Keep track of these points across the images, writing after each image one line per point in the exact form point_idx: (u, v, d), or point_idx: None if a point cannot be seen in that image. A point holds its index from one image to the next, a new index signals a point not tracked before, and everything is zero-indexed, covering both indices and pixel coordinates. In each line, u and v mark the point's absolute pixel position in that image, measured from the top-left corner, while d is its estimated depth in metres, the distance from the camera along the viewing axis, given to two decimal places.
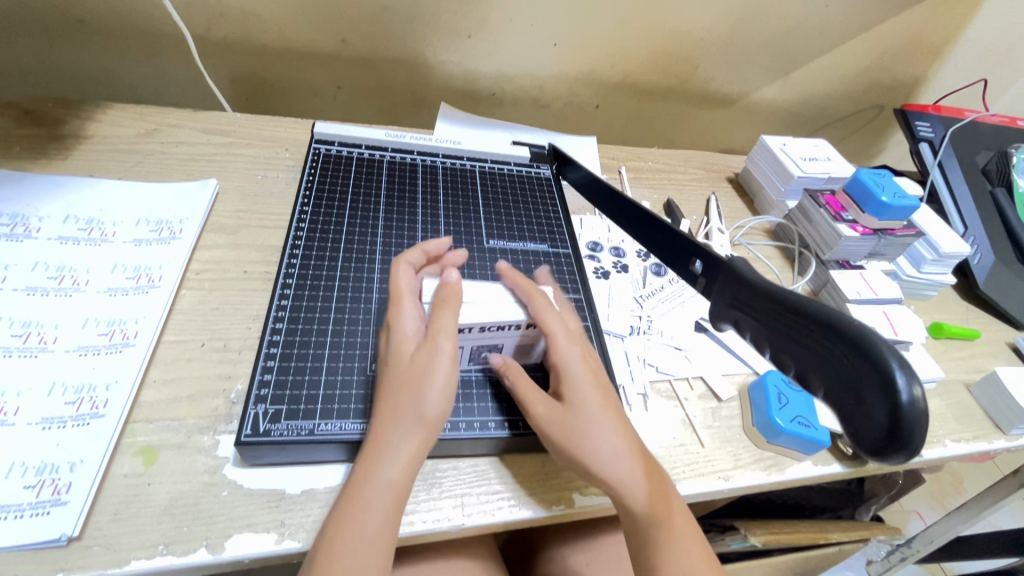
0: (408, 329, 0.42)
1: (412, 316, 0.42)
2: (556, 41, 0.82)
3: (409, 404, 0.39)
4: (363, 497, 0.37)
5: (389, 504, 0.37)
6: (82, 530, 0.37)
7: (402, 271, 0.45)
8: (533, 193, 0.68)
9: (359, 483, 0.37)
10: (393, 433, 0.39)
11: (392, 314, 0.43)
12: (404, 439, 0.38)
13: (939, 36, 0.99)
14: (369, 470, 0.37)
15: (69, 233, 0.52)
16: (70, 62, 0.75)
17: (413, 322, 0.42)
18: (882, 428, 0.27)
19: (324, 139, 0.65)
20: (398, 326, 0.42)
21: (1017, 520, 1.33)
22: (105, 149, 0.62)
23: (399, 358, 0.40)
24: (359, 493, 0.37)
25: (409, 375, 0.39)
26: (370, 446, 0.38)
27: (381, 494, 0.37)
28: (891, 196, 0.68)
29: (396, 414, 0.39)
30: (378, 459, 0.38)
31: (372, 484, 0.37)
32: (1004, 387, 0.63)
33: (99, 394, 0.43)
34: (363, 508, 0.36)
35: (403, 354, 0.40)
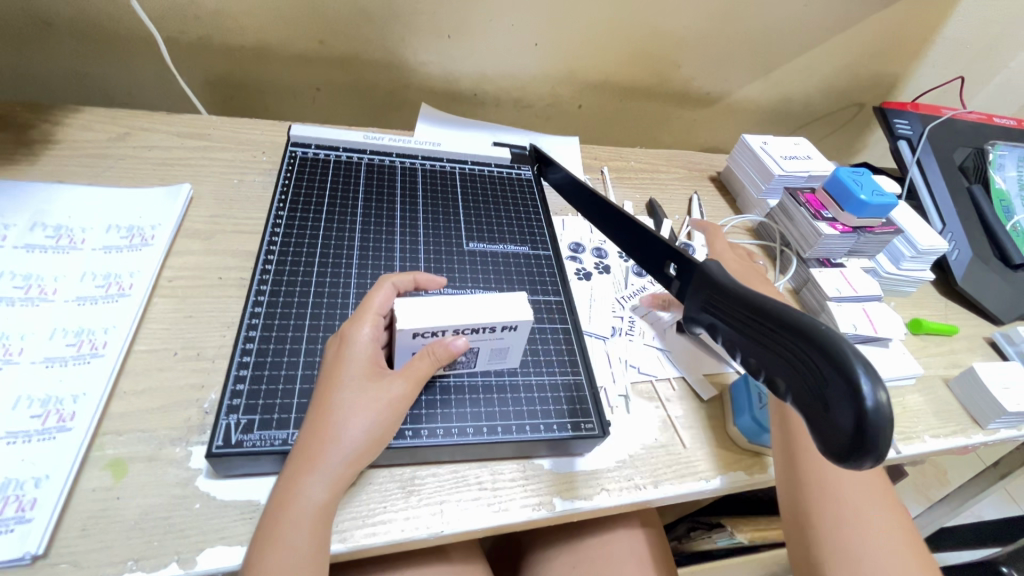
0: (365, 351, 0.42)
1: (367, 335, 0.43)
2: (538, 42, 0.82)
3: (351, 427, 0.38)
4: (288, 514, 0.36)
5: (312, 525, 0.37)
6: (47, 548, 0.36)
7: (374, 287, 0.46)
8: (514, 195, 0.67)
9: (287, 500, 0.37)
10: (331, 452, 0.38)
11: (348, 329, 0.43)
12: (341, 460, 0.38)
13: (917, 35, 1.00)
14: (297, 487, 0.37)
15: (36, 241, 0.51)
16: (40, 64, 0.73)
17: (367, 341, 0.42)
18: (848, 435, 0.26)
19: (301, 142, 0.64)
20: (352, 344, 0.42)
21: (1000, 510, 1.35)
22: (75, 154, 0.61)
23: (349, 376, 0.40)
24: (285, 511, 0.36)
25: (358, 396, 0.40)
26: (300, 462, 0.38)
27: (303, 513, 0.37)
28: (869, 194, 0.69)
29: (338, 434, 0.38)
30: (305, 477, 0.37)
31: (297, 502, 0.37)
32: (981, 382, 0.63)
33: (66, 407, 0.42)
34: (285, 526, 0.36)
35: (356, 372, 0.41)
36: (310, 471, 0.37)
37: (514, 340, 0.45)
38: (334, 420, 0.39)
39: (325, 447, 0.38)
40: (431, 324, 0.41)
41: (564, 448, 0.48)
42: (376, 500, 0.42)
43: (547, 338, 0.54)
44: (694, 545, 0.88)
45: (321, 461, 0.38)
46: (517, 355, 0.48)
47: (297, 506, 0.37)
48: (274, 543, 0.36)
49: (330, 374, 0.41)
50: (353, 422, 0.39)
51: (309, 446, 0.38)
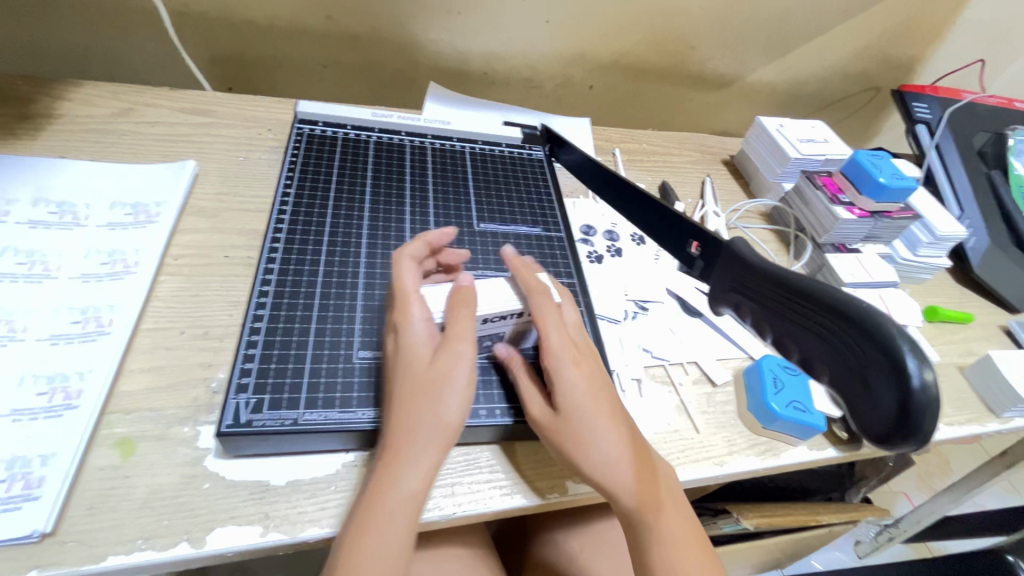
0: (418, 334, 0.39)
1: (423, 317, 0.39)
2: (549, 19, 0.80)
3: (426, 414, 0.36)
4: (380, 506, 0.35)
5: (409, 513, 0.35)
6: (55, 526, 0.35)
7: (397, 267, 0.43)
8: (525, 175, 0.66)
9: (378, 493, 0.35)
10: (411, 440, 0.36)
11: (397, 317, 0.40)
12: (426, 447, 0.36)
13: (939, 16, 0.97)
14: (387, 478, 0.35)
15: (39, 217, 0.50)
16: (41, 38, 0.71)
17: (421, 322, 0.39)
18: (892, 417, 0.26)
19: (308, 118, 0.63)
20: (406, 328, 0.39)
21: (1003, 500, 1.35)
22: (78, 130, 0.59)
23: (409, 362, 0.38)
24: (376, 503, 0.35)
25: (422, 379, 0.37)
26: (387, 454, 0.36)
27: (399, 501, 0.35)
28: (888, 177, 0.67)
29: (412, 422, 0.36)
30: (397, 467, 0.36)
31: (390, 493, 0.35)
32: (998, 370, 0.62)
33: (72, 384, 0.41)
34: (377, 518, 0.35)
35: (416, 356, 0.38)
36: (398, 461, 0.36)
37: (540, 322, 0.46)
38: (411, 406, 0.37)
39: (404, 434, 0.36)
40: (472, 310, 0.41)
41: None
42: None
43: None
44: None
45: (404, 450, 0.36)
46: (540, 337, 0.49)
47: (388, 497, 0.35)
48: (367, 535, 0.34)
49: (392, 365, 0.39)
50: (427, 404, 0.37)
51: (393, 435, 0.36)
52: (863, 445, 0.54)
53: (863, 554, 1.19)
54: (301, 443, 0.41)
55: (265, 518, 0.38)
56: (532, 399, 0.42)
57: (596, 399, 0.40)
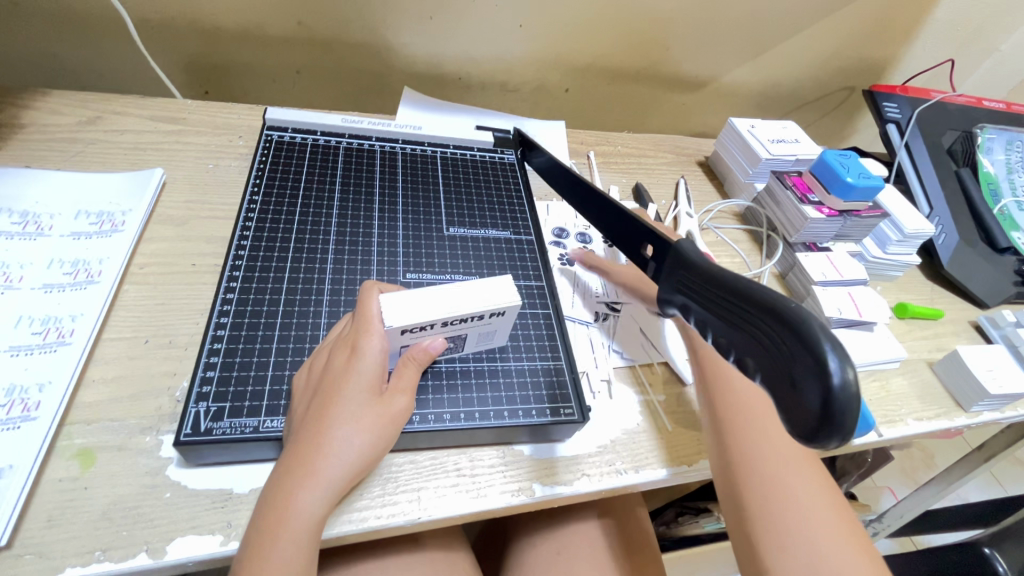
0: (369, 364, 0.39)
1: (382, 350, 0.40)
2: (522, 23, 0.80)
3: (346, 444, 0.37)
4: (282, 530, 0.35)
5: (307, 540, 0.35)
6: (10, 539, 0.35)
7: (365, 295, 0.42)
8: (496, 179, 0.66)
9: (279, 515, 0.35)
10: (327, 467, 0.36)
11: (356, 343, 0.39)
12: (338, 475, 0.37)
13: (909, 17, 0.99)
14: (290, 500, 0.35)
15: (1, 228, 0.49)
16: (8, 46, 0.71)
17: (379, 353, 0.39)
18: (815, 414, 0.26)
19: (277, 125, 0.63)
20: (365, 355, 0.39)
21: (985, 492, 1.37)
22: (43, 139, 0.59)
23: (354, 392, 0.38)
24: (281, 528, 0.35)
25: (366, 410, 0.38)
26: (298, 476, 0.36)
27: (300, 530, 0.35)
28: (856, 177, 0.68)
29: (332, 449, 0.37)
30: (303, 491, 0.36)
31: (292, 515, 0.35)
32: (965, 365, 0.63)
33: (31, 396, 0.41)
34: (278, 541, 0.34)
35: (363, 388, 0.39)
36: (307, 485, 0.36)
37: (502, 324, 0.45)
38: (335, 432, 0.37)
39: (329, 463, 0.37)
40: (420, 318, 0.40)
41: (545, 434, 0.47)
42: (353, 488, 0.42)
43: (527, 324, 0.53)
44: (683, 530, 0.88)
45: (322, 476, 0.36)
46: (504, 336, 0.47)
47: (293, 522, 0.35)
48: (265, 557, 0.34)
49: (328, 388, 0.39)
50: (362, 441, 0.38)
51: (305, 458, 0.36)
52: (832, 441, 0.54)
53: None
54: (263, 450, 0.41)
55: (226, 526, 0.38)
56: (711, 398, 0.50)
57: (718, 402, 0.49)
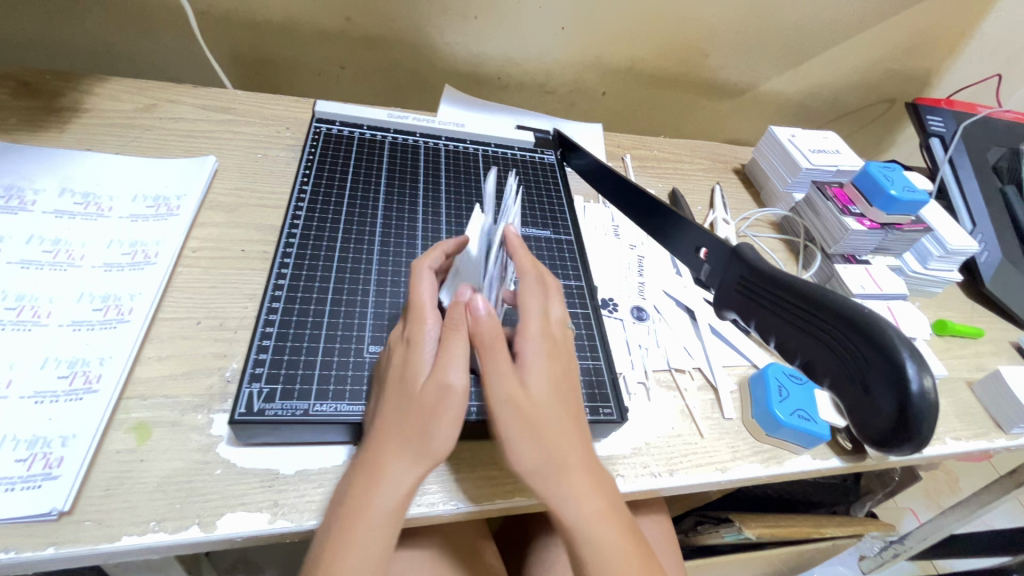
0: (423, 353, 0.37)
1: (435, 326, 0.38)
2: (565, 25, 0.81)
3: (414, 438, 0.35)
4: (360, 524, 0.35)
5: (386, 536, 0.35)
6: (73, 505, 0.36)
7: (414, 276, 0.41)
8: (536, 179, 0.67)
9: (356, 509, 0.35)
10: (392, 466, 0.35)
11: (410, 329, 0.38)
12: (403, 474, 0.35)
13: (957, 30, 0.97)
14: (366, 497, 0.35)
15: (65, 207, 0.51)
16: (70, 34, 0.73)
17: (431, 343, 0.38)
18: (891, 417, 0.28)
19: (326, 118, 0.64)
20: (421, 344, 0.38)
21: (1011, 519, 1.33)
22: (102, 124, 0.61)
23: (411, 387, 0.36)
24: (357, 522, 0.35)
25: (422, 399, 0.36)
26: (365, 472, 0.36)
27: (377, 523, 0.35)
28: (900, 190, 0.67)
29: (398, 445, 0.36)
30: (374, 487, 0.35)
31: (368, 511, 0.35)
32: (1006, 386, 0.62)
33: (92, 368, 0.42)
34: (355, 537, 0.35)
35: (417, 382, 0.36)
36: (375, 476, 0.35)
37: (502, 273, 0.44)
38: (400, 424, 0.36)
39: (392, 456, 0.36)
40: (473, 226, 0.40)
41: None
42: None
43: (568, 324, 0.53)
44: (701, 539, 0.87)
45: (386, 473, 0.35)
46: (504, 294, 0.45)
47: (370, 514, 0.35)
48: (342, 549, 0.34)
49: (393, 383, 0.37)
50: (423, 432, 0.35)
51: (373, 458, 0.36)
52: (868, 456, 0.54)
53: (867, 569, 1.18)
54: (312, 434, 0.42)
55: (274, 505, 0.39)
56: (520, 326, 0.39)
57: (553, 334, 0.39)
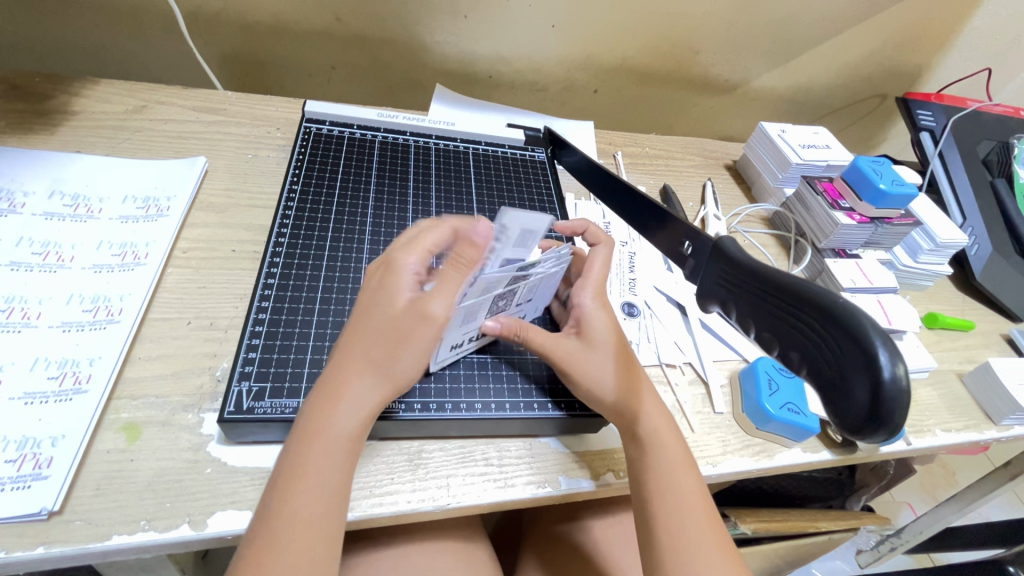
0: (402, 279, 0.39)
1: (437, 236, 0.41)
2: (555, 23, 0.81)
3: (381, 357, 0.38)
4: (317, 446, 0.36)
5: (342, 452, 0.36)
6: (63, 505, 0.36)
7: (434, 227, 0.42)
8: (527, 176, 0.67)
9: (317, 427, 0.36)
10: (357, 383, 0.37)
11: (395, 255, 0.41)
12: (368, 391, 0.37)
13: (947, 24, 0.98)
14: (326, 415, 0.36)
15: (54, 209, 0.51)
16: (61, 37, 0.73)
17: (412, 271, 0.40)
18: (865, 408, 0.28)
19: (316, 118, 0.64)
20: (398, 273, 0.40)
21: (1007, 512, 1.34)
22: (92, 125, 0.61)
23: (384, 309, 0.38)
24: (316, 441, 0.36)
25: (392, 330, 0.38)
26: (328, 390, 0.37)
27: (335, 440, 0.36)
28: (889, 183, 0.67)
29: (364, 363, 0.38)
30: (335, 405, 0.37)
31: (328, 428, 0.36)
32: (996, 377, 0.62)
33: (82, 369, 0.42)
34: (313, 452, 0.35)
35: (390, 305, 0.38)
36: (340, 392, 0.37)
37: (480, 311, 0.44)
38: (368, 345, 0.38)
39: (357, 382, 0.37)
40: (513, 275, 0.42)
41: (571, 429, 0.48)
42: (383, 471, 0.42)
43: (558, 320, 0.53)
44: None
45: (348, 390, 0.37)
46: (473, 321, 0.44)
47: (328, 431, 0.36)
48: (301, 472, 0.35)
49: (367, 305, 0.39)
50: (389, 355, 0.38)
51: (337, 377, 0.37)
52: (857, 449, 0.54)
53: (864, 563, 1.18)
54: None
55: None
56: (557, 342, 0.45)
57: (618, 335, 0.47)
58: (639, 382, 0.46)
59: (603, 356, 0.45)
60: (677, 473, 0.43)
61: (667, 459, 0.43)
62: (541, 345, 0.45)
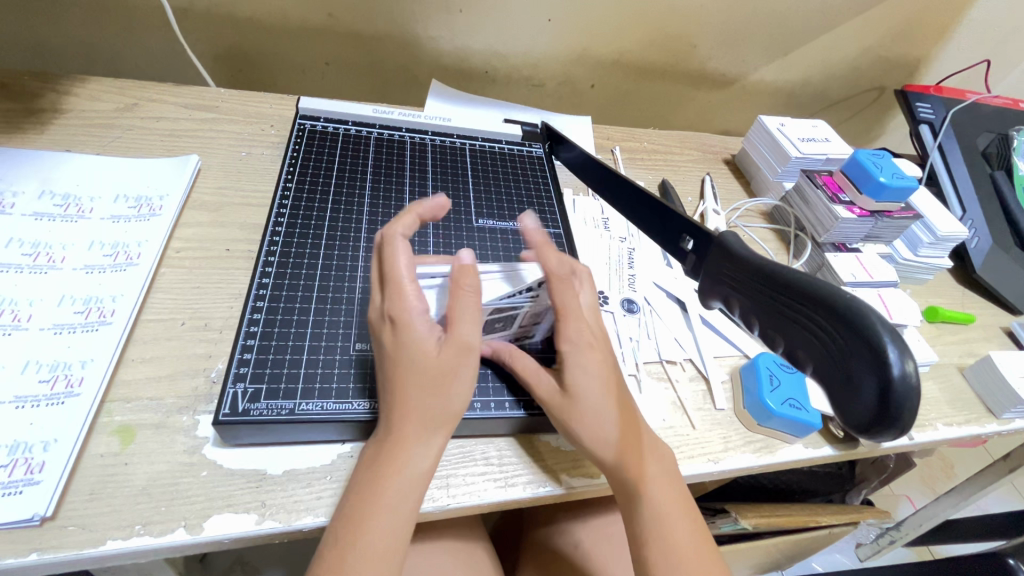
0: (420, 325, 0.36)
1: (406, 258, 0.38)
2: (551, 17, 0.80)
3: (434, 402, 0.37)
4: (387, 487, 0.36)
5: (415, 494, 0.37)
6: (55, 510, 0.36)
7: (388, 245, 0.38)
8: (524, 172, 0.66)
9: (386, 476, 0.36)
10: (419, 431, 0.37)
11: (391, 308, 0.36)
12: (432, 435, 0.37)
13: (945, 16, 0.97)
14: (396, 464, 0.36)
15: (44, 210, 0.51)
16: (50, 34, 0.72)
17: (420, 315, 0.37)
18: (872, 405, 0.28)
19: (310, 115, 0.63)
20: (413, 324, 0.36)
21: (1006, 503, 1.35)
22: (82, 124, 0.60)
23: (417, 362, 0.36)
24: (387, 487, 0.36)
25: (432, 373, 0.36)
26: (393, 441, 0.37)
27: (406, 486, 0.36)
28: (889, 176, 0.67)
29: (420, 413, 0.37)
30: (404, 455, 0.37)
31: (397, 477, 0.36)
32: (998, 371, 0.62)
33: (74, 372, 0.42)
34: (386, 498, 0.36)
35: (421, 356, 0.36)
36: (405, 443, 0.37)
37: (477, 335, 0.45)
38: (419, 395, 0.37)
39: (418, 426, 0.37)
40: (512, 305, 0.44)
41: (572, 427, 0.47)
42: None
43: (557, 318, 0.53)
44: None
45: (412, 439, 0.37)
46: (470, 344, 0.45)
47: (397, 479, 0.36)
48: (372, 512, 0.36)
49: (395, 361, 0.37)
50: (444, 398, 0.37)
51: (400, 427, 0.37)
52: (860, 444, 0.54)
53: (865, 556, 1.19)
54: (299, 433, 0.42)
55: (261, 506, 0.39)
56: (538, 382, 0.43)
57: (609, 376, 0.42)
58: (632, 424, 0.43)
59: (593, 406, 0.41)
60: (670, 513, 0.42)
61: (661, 499, 0.43)
62: (523, 377, 0.44)
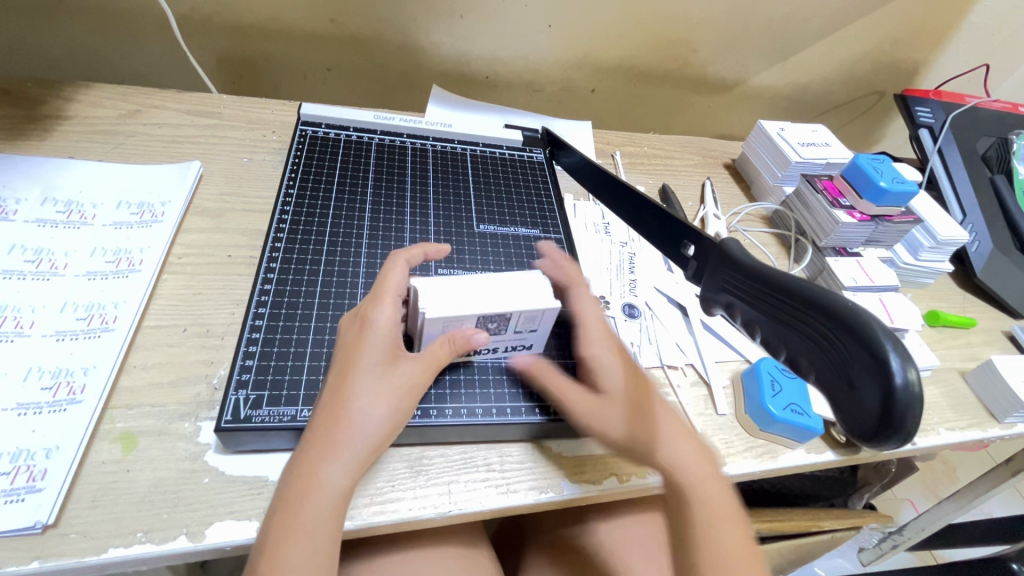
0: (382, 330, 0.41)
1: (400, 275, 0.44)
2: (551, 23, 0.80)
3: (365, 410, 0.38)
4: (307, 504, 0.35)
5: (334, 512, 0.36)
6: (57, 518, 0.36)
7: (390, 264, 0.45)
8: (525, 177, 0.66)
9: (303, 486, 0.35)
10: (347, 439, 0.37)
11: (369, 309, 0.42)
12: (356, 446, 0.37)
13: (944, 20, 0.97)
14: (318, 473, 0.36)
15: (47, 216, 0.51)
16: (53, 40, 0.73)
17: (387, 324, 0.41)
18: (876, 412, 0.28)
19: (312, 121, 0.64)
20: (370, 328, 0.41)
21: (1010, 508, 1.34)
22: (85, 131, 0.60)
23: (368, 365, 0.39)
24: (307, 501, 0.35)
25: (378, 381, 0.39)
26: (321, 447, 0.36)
27: (324, 501, 0.36)
28: (889, 181, 0.67)
29: (351, 421, 0.37)
30: (326, 463, 0.36)
31: (317, 487, 0.36)
32: (1000, 375, 0.62)
33: (76, 379, 0.42)
34: (303, 515, 0.35)
35: (376, 358, 0.40)
36: (331, 452, 0.36)
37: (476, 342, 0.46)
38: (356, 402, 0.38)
39: (346, 436, 0.37)
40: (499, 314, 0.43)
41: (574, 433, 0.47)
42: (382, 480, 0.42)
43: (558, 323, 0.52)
44: None
45: (338, 447, 0.37)
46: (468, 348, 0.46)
47: (318, 490, 0.36)
48: (291, 533, 0.34)
49: (347, 361, 0.40)
50: (376, 409, 0.38)
51: (327, 437, 0.37)
52: (862, 449, 0.54)
53: (867, 561, 1.18)
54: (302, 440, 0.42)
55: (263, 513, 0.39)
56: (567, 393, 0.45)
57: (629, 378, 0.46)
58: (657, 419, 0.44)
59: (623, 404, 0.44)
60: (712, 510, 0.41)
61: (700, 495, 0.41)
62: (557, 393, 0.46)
